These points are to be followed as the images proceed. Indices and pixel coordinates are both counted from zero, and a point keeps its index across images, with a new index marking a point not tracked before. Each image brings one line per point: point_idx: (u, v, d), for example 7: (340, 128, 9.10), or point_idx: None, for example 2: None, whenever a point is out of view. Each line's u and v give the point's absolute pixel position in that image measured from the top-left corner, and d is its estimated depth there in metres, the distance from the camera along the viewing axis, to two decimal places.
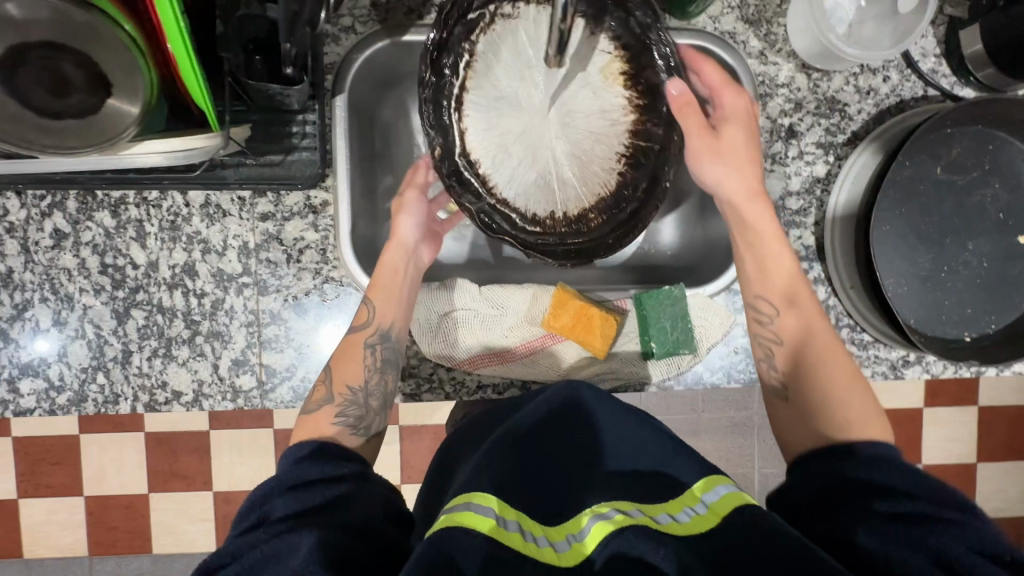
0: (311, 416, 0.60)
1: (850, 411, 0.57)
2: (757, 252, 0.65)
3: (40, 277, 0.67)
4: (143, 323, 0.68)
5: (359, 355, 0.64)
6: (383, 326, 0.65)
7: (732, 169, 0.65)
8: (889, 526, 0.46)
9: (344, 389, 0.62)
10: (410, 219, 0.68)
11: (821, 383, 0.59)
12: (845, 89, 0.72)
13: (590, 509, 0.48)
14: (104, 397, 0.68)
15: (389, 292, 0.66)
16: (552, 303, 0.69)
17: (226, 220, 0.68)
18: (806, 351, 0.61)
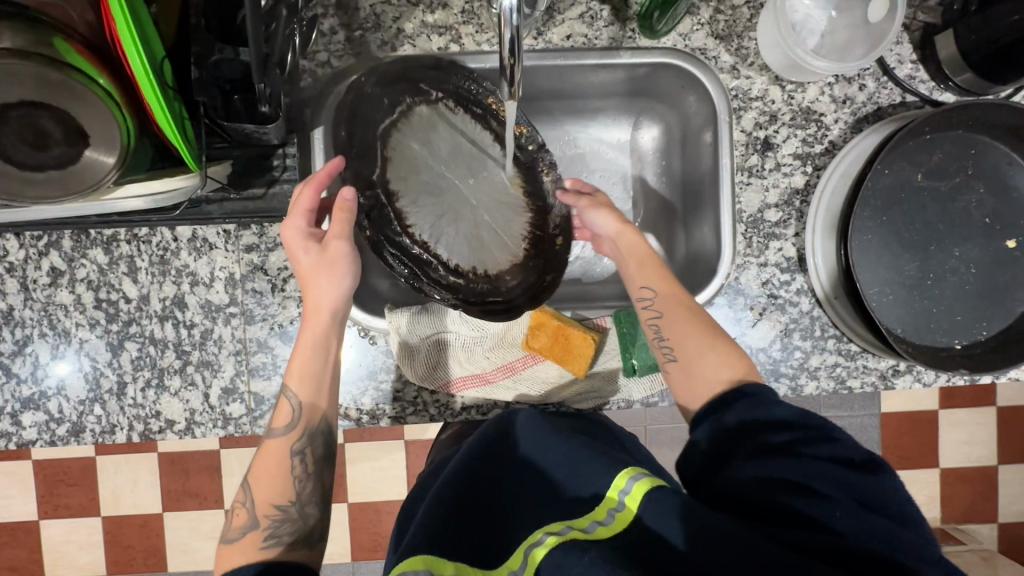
0: (237, 544, 0.58)
1: (722, 365, 0.60)
2: (637, 255, 0.68)
3: (39, 313, 0.70)
4: (137, 355, 0.70)
5: (285, 466, 0.61)
6: (308, 426, 0.62)
7: (605, 211, 0.70)
8: (773, 463, 0.49)
9: (269, 509, 0.59)
10: (334, 286, 0.63)
11: (698, 353, 0.62)
12: (820, 99, 0.72)
13: (527, 541, 0.49)
14: (101, 427, 0.70)
15: (316, 382, 0.63)
16: (534, 325, 0.70)
17: (213, 252, 0.70)
18: (678, 325, 0.64)
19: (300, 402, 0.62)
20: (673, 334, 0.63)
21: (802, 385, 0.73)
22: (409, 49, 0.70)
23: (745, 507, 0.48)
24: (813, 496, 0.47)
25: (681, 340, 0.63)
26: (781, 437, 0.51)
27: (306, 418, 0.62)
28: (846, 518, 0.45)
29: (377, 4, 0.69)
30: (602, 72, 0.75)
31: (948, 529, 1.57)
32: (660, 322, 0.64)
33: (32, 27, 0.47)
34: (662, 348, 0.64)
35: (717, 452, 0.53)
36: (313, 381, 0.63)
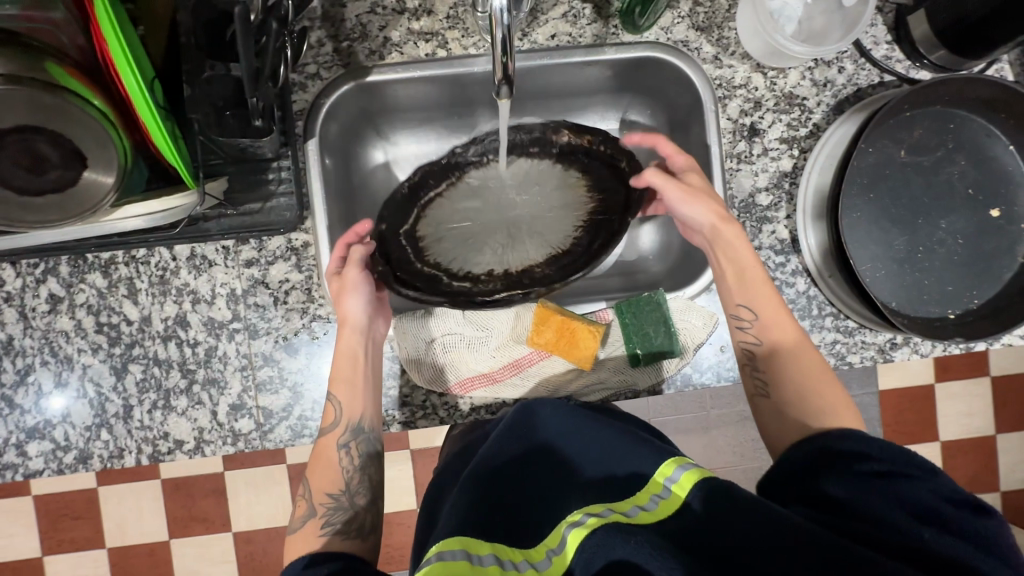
0: (297, 533, 0.60)
1: (820, 394, 0.61)
2: (739, 268, 0.67)
3: (40, 341, 0.69)
4: (142, 377, 0.70)
5: (333, 459, 0.64)
6: (352, 421, 0.64)
7: (703, 200, 0.68)
8: (867, 483, 0.50)
9: (323, 498, 0.62)
10: (355, 301, 0.65)
11: (797, 379, 0.62)
12: (802, 83, 0.74)
13: (566, 520, 0.50)
14: (109, 452, 0.70)
15: (352, 384, 0.65)
16: (534, 319, 0.71)
17: (213, 269, 0.70)
18: (778, 350, 0.64)
19: (337, 401, 0.65)
20: (770, 367, 0.64)
21: None
22: (396, 56, 0.71)
23: (823, 506, 0.51)
24: (912, 522, 0.48)
25: (776, 362, 0.64)
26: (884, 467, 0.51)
27: (346, 415, 0.65)
28: (939, 544, 0.46)
29: (363, 15, 0.70)
30: (588, 69, 0.76)
31: None
32: (756, 349, 0.65)
33: (24, 53, 0.47)
34: (755, 379, 0.65)
35: (813, 469, 0.54)
36: (355, 382, 0.66)
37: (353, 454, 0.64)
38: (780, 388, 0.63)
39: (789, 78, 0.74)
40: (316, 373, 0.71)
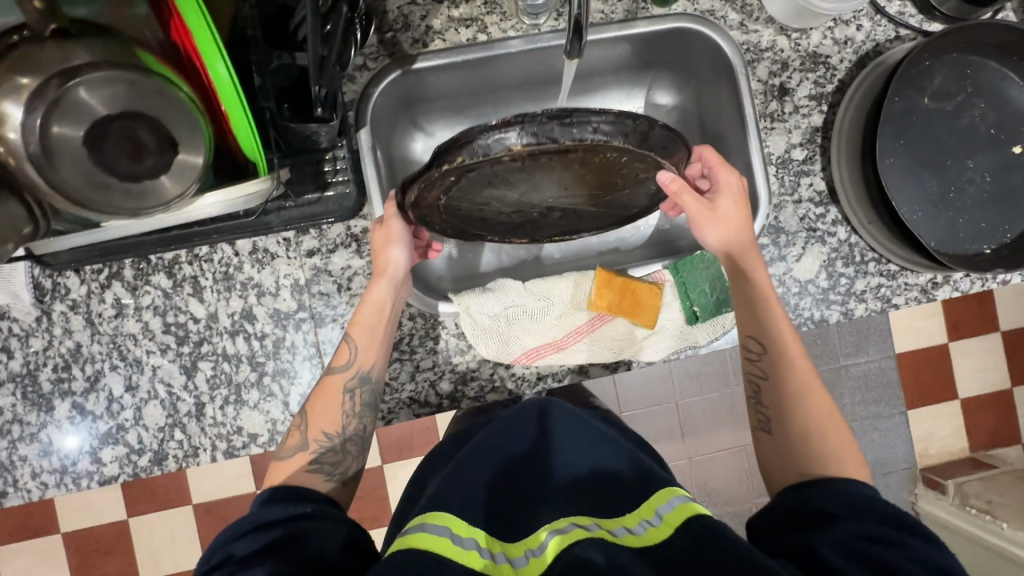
0: (286, 461, 0.62)
1: (827, 436, 0.63)
2: (751, 301, 0.69)
3: (107, 346, 0.70)
4: (212, 374, 0.71)
5: (338, 400, 0.65)
6: (362, 369, 0.66)
7: (731, 234, 0.68)
8: (847, 541, 0.50)
9: (319, 436, 0.63)
10: (399, 253, 0.67)
11: (804, 418, 0.65)
12: (824, 43, 0.78)
13: (548, 526, 0.51)
14: (184, 451, 0.70)
15: (372, 331, 0.67)
16: (595, 284, 0.72)
17: (276, 261, 0.71)
18: (788, 387, 0.66)
19: (354, 346, 0.66)
20: (775, 402, 0.67)
21: (853, 309, 0.78)
22: (439, 43, 0.74)
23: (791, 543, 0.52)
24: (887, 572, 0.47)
25: (783, 397, 0.66)
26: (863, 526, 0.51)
27: (362, 360, 0.66)
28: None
29: (404, 6, 0.73)
30: (618, 44, 0.79)
31: (978, 457, 1.62)
32: (766, 385, 0.68)
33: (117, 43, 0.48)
34: (759, 413, 0.68)
35: (794, 518, 0.56)
36: (374, 328, 0.67)
37: (357, 396, 0.66)
38: (784, 424, 0.66)
39: (812, 37, 0.77)
40: None
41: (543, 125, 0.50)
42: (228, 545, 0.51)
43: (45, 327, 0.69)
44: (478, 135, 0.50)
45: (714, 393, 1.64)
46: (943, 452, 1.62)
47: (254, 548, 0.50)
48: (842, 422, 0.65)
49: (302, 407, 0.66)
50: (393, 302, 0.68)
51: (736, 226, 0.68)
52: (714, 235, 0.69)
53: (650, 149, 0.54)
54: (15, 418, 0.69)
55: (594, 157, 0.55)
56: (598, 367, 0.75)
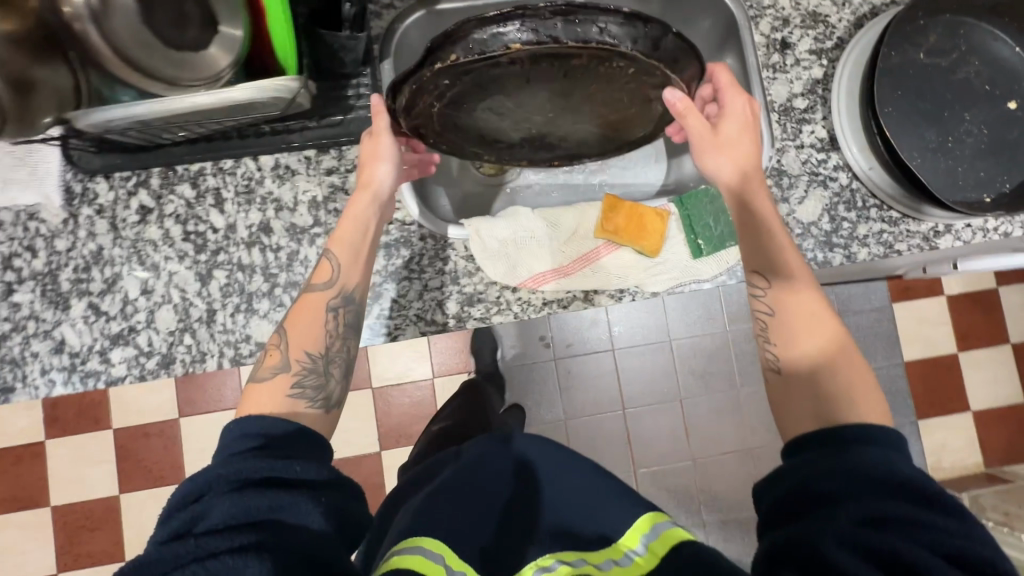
0: (267, 383, 0.58)
1: (837, 374, 0.57)
2: (751, 229, 0.67)
3: (128, 250, 0.72)
4: (226, 282, 0.72)
5: (318, 320, 0.62)
6: (346, 287, 0.65)
7: (731, 158, 0.70)
8: (863, 533, 0.39)
9: (303, 355, 0.59)
10: (384, 169, 0.68)
11: (812, 350, 0.59)
12: (824, 3, 0.82)
13: (533, 563, 0.53)
14: (192, 356, 0.71)
15: (354, 248, 0.66)
16: (603, 209, 0.75)
17: (296, 178, 0.74)
18: (793, 318, 0.61)
19: (339, 264, 0.65)
20: (782, 336, 0.61)
21: (856, 253, 0.79)
22: None
23: (783, 538, 0.43)
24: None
25: (790, 329, 0.61)
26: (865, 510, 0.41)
27: (343, 281, 0.65)
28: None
29: None
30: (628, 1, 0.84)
31: (993, 472, 1.56)
32: (770, 317, 0.63)
33: None
34: (766, 352, 0.63)
35: (793, 497, 0.46)
36: (352, 241, 0.66)
37: (335, 315, 0.63)
38: (793, 365, 0.59)
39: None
40: (394, 274, 0.74)
41: (548, 21, 0.51)
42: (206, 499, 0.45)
43: (72, 229, 0.72)
44: (476, 28, 0.51)
45: (719, 395, 1.53)
46: (958, 465, 1.56)
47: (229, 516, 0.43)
48: (856, 355, 0.59)
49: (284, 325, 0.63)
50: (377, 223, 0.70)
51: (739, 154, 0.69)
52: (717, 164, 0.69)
53: (658, 59, 0.55)
54: (31, 315, 0.71)
55: (605, 68, 0.57)
56: (604, 296, 0.75)
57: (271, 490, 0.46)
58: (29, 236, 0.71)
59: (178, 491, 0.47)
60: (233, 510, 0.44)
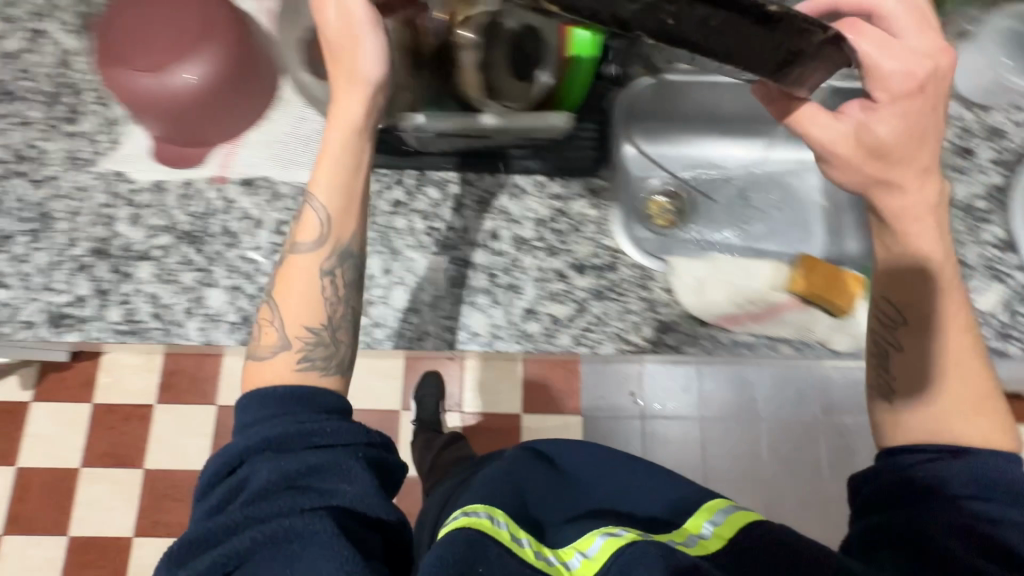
0: (268, 360, 0.65)
1: (948, 382, 0.66)
2: (891, 276, 0.70)
3: (377, 233, 0.83)
4: (454, 274, 0.82)
5: (316, 282, 0.68)
6: (339, 241, 0.69)
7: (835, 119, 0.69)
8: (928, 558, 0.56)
9: (302, 331, 0.66)
10: (371, 56, 0.67)
11: (937, 386, 0.66)
12: (1004, 122, 0.92)
13: (601, 530, 0.60)
14: (414, 333, 0.79)
15: (347, 199, 0.69)
16: (802, 267, 0.83)
17: (526, 197, 0.85)
18: (916, 356, 0.67)
19: (325, 216, 0.68)
20: (932, 372, 0.67)
21: None
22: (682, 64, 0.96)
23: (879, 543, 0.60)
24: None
25: (910, 365, 0.67)
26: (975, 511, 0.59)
27: (335, 234, 0.69)
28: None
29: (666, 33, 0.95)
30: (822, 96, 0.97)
31: None
32: (898, 353, 0.68)
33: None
34: (881, 377, 0.69)
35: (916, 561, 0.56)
36: (352, 181, 0.69)
37: (314, 271, 0.68)
38: (906, 393, 0.67)
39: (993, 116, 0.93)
40: (601, 292, 0.82)
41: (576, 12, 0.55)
42: (255, 458, 0.58)
43: None
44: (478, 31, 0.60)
45: (807, 484, 1.47)
46: None
47: (274, 478, 0.56)
48: (986, 382, 0.66)
49: (271, 292, 0.69)
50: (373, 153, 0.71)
51: (894, 164, 0.67)
52: (859, 170, 0.69)
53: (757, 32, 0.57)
54: None
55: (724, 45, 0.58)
56: (788, 345, 0.80)
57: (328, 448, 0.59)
58: (299, 208, 0.84)
59: (223, 459, 0.60)
60: (273, 473, 0.56)
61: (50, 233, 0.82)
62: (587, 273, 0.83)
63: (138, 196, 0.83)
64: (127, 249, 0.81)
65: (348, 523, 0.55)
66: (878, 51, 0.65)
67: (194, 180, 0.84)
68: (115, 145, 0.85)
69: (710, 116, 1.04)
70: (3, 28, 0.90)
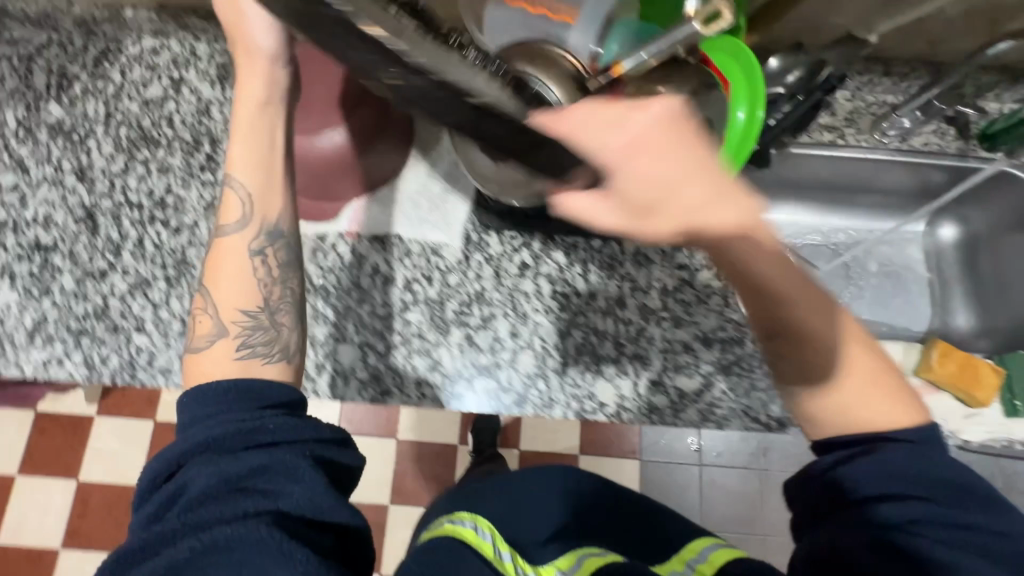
0: (204, 351, 0.62)
1: (842, 377, 0.59)
2: (769, 273, 0.57)
3: (506, 296, 0.84)
4: (580, 342, 0.82)
5: (239, 263, 0.64)
6: (263, 219, 0.65)
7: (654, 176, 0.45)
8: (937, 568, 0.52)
9: (235, 313, 0.62)
10: (264, 32, 0.63)
11: (825, 373, 0.60)
12: None
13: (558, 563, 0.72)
14: (543, 400, 0.80)
15: (264, 167, 0.65)
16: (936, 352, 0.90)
17: (651, 266, 0.86)
18: (821, 358, 0.60)
19: (248, 195, 0.65)
20: (832, 373, 0.60)
21: None
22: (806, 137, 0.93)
23: (828, 546, 0.56)
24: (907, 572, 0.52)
25: (820, 364, 0.60)
26: (890, 514, 0.55)
27: (261, 213, 0.65)
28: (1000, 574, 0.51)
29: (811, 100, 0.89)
30: (942, 175, 0.97)
31: None
32: (802, 360, 0.61)
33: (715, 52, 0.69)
34: (783, 370, 0.62)
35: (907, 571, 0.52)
36: (273, 171, 0.65)
37: (275, 258, 0.65)
38: (830, 388, 0.60)
39: None
40: (727, 367, 0.82)
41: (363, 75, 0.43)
42: (210, 464, 0.52)
43: (464, 268, 0.85)
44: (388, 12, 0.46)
45: None
46: None
47: (221, 489, 0.51)
48: (892, 375, 0.60)
49: (206, 270, 0.66)
50: (288, 127, 0.67)
51: (716, 202, 0.47)
52: (661, 232, 0.48)
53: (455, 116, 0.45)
54: (419, 333, 0.82)
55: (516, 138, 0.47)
56: None
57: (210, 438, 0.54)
58: (429, 267, 0.85)
59: (162, 471, 0.54)
60: (214, 481, 0.51)
61: (189, 281, 0.84)
62: (714, 347, 0.83)
63: None
64: None
65: (301, 529, 0.51)
66: (606, 115, 0.46)
67: (327, 235, 0.85)
68: None
69: (819, 184, 1.03)
70: (146, 76, 0.92)
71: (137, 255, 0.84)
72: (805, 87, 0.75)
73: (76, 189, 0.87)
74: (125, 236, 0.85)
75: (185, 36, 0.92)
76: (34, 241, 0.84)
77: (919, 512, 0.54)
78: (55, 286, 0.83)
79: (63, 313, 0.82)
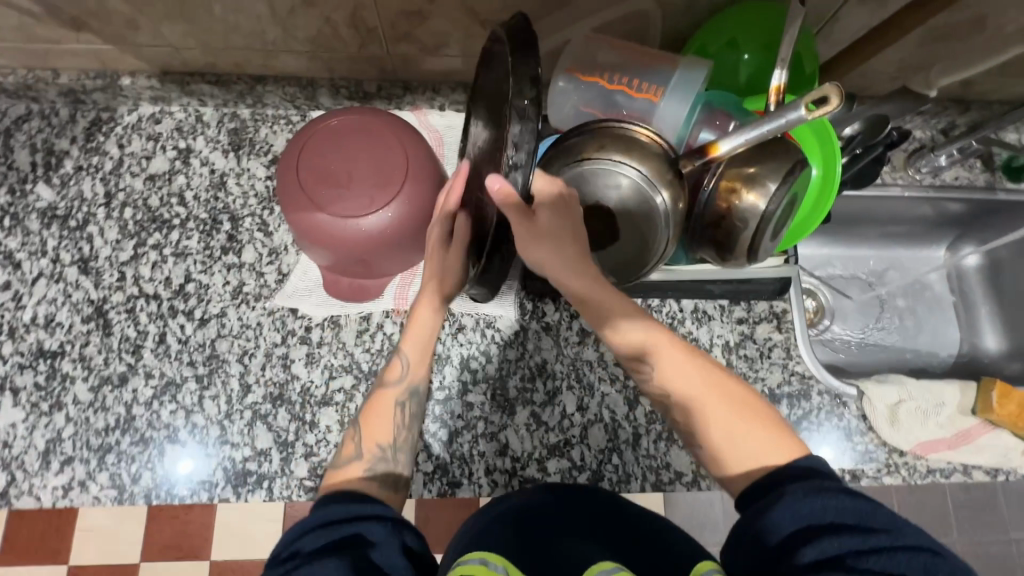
0: (340, 471, 0.58)
1: (700, 406, 0.55)
2: (627, 321, 0.60)
3: (568, 367, 0.80)
4: (650, 409, 0.79)
5: (388, 412, 0.63)
6: (415, 383, 0.65)
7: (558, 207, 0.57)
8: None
9: (372, 446, 0.60)
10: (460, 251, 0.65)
11: (716, 421, 0.54)
12: None
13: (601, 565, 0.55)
14: (619, 476, 0.77)
15: (424, 343, 0.66)
16: (994, 393, 0.82)
17: (711, 322, 0.84)
18: (684, 398, 0.56)
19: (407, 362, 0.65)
20: (682, 411, 0.57)
21: None
22: None
23: None
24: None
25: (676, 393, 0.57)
26: (817, 552, 0.41)
27: (413, 375, 0.65)
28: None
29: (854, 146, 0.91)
30: (970, 204, 0.99)
31: None
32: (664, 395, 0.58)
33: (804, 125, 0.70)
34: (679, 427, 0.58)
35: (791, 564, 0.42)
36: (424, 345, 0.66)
37: (409, 412, 0.64)
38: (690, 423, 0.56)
39: None
40: (797, 423, 0.81)
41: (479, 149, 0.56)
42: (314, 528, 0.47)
43: (522, 341, 0.81)
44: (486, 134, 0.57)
45: None
46: None
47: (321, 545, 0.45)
48: (768, 419, 0.53)
49: (354, 420, 0.63)
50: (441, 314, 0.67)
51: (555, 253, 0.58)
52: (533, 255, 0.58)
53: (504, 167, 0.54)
54: (481, 416, 0.78)
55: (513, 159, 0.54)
56: (981, 471, 0.81)
57: (334, 503, 0.50)
58: (485, 342, 0.80)
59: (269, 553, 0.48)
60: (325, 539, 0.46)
61: (221, 378, 0.76)
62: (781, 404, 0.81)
63: (314, 333, 0.78)
64: (307, 394, 0.75)
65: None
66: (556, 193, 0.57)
67: (371, 315, 0.79)
68: (283, 278, 0.80)
69: (851, 217, 1.03)
70: (148, 148, 0.83)
71: (160, 353, 0.76)
72: (863, 142, 0.74)
73: (81, 283, 0.78)
74: (142, 333, 0.76)
75: (189, 102, 0.83)
76: (37, 346, 0.75)
77: (842, 547, 0.41)
78: (67, 397, 0.74)
79: (80, 429, 0.73)
